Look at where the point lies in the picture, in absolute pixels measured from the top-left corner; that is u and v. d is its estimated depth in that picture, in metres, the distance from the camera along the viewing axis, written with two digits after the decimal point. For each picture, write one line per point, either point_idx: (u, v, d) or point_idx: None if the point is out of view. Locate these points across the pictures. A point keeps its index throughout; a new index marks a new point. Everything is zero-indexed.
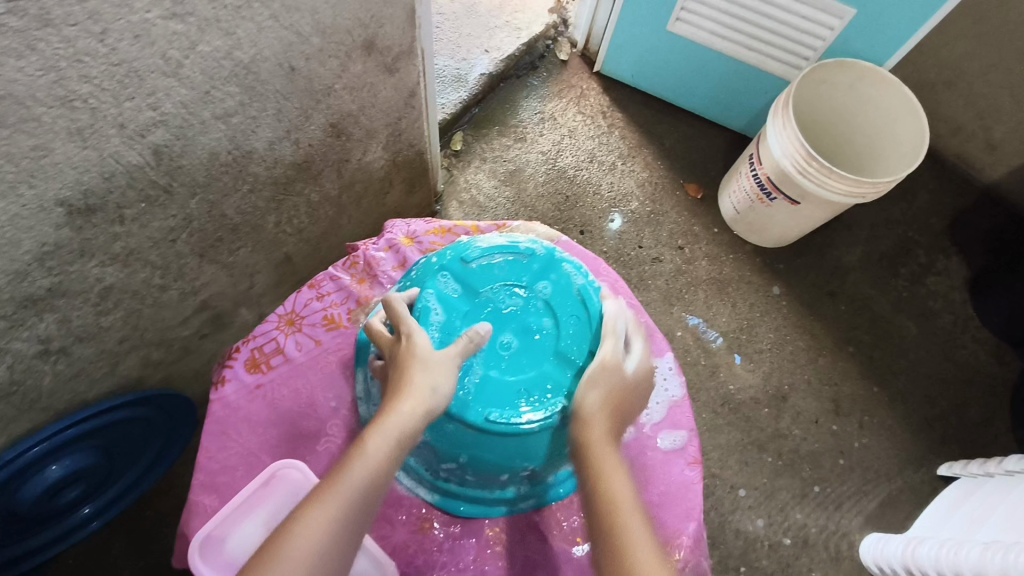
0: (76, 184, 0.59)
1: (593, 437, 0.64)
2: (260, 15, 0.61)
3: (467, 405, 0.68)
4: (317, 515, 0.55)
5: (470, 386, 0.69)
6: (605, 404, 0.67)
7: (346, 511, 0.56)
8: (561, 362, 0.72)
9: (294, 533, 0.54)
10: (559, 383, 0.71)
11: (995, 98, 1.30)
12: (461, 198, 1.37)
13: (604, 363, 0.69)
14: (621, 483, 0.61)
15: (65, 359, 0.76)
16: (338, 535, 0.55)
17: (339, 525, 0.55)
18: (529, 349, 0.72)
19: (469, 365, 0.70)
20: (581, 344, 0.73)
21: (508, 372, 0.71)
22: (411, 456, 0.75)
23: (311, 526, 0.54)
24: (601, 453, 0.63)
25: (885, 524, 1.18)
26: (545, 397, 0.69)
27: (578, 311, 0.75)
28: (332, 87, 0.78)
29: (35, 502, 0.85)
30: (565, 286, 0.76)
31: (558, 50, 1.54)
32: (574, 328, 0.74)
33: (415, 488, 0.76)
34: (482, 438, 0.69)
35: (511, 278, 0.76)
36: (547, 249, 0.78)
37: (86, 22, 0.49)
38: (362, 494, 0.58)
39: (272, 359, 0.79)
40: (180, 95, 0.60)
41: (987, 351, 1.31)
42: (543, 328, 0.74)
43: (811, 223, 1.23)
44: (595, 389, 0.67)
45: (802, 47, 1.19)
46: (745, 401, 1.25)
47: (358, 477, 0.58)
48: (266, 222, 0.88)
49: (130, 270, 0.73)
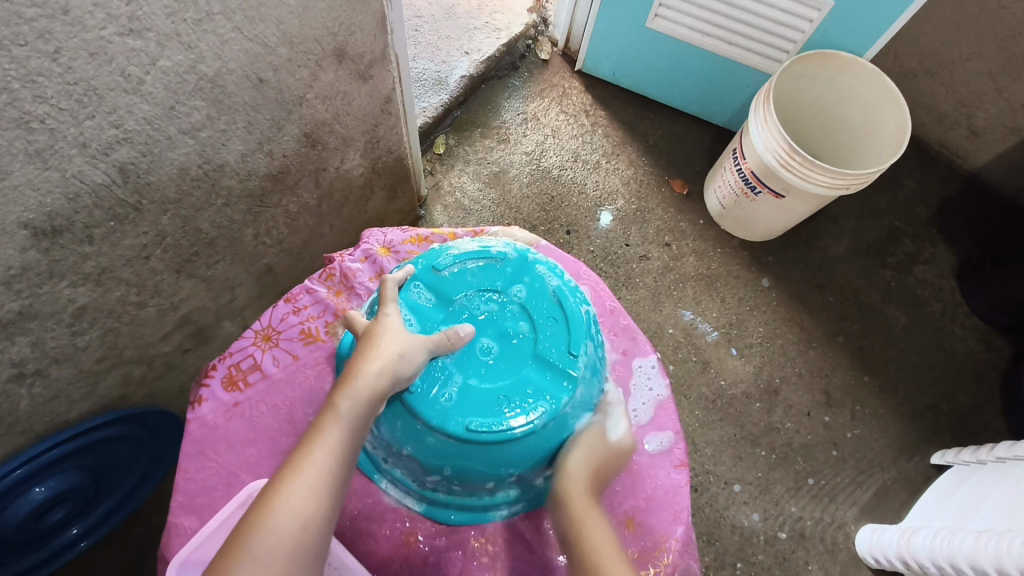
0: (39, 206, 0.58)
1: (576, 498, 0.68)
2: (222, 27, 0.60)
3: (448, 416, 0.67)
4: (297, 485, 0.52)
5: (450, 394, 0.68)
6: (591, 466, 0.71)
7: (327, 475, 0.54)
8: (540, 366, 0.71)
9: (275, 504, 0.51)
10: (540, 387, 0.70)
11: (976, 85, 1.30)
12: (445, 202, 1.36)
13: (591, 431, 0.72)
14: (602, 535, 0.64)
15: (41, 382, 0.75)
16: (324, 500, 0.53)
17: (321, 492, 0.53)
18: (508, 354, 0.72)
19: (447, 374, 0.69)
20: (558, 346, 0.72)
21: (486, 379, 0.70)
22: (396, 468, 0.74)
23: (293, 495, 0.52)
24: (588, 510, 0.67)
25: (880, 515, 1.17)
26: (526, 402, 0.69)
27: (554, 312, 0.74)
28: (304, 97, 0.77)
29: (21, 524, 0.84)
30: (540, 289, 0.76)
31: (538, 49, 1.53)
32: (551, 331, 0.73)
33: (403, 499, 0.75)
34: (464, 449, 0.68)
35: (485, 283, 0.76)
36: (519, 252, 0.78)
37: (38, 41, 0.48)
38: (340, 458, 0.55)
39: (249, 376, 0.79)
40: (143, 112, 0.60)
41: (976, 337, 1.31)
42: (520, 332, 0.73)
43: (795, 216, 1.23)
44: (581, 448, 0.71)
45: (781, 40, 1.19)
46: (736, 396, 1.25)
47: (332, 440, 0.55)
48: (244, 234, 0.87)
49: (103, 289, 0.72)
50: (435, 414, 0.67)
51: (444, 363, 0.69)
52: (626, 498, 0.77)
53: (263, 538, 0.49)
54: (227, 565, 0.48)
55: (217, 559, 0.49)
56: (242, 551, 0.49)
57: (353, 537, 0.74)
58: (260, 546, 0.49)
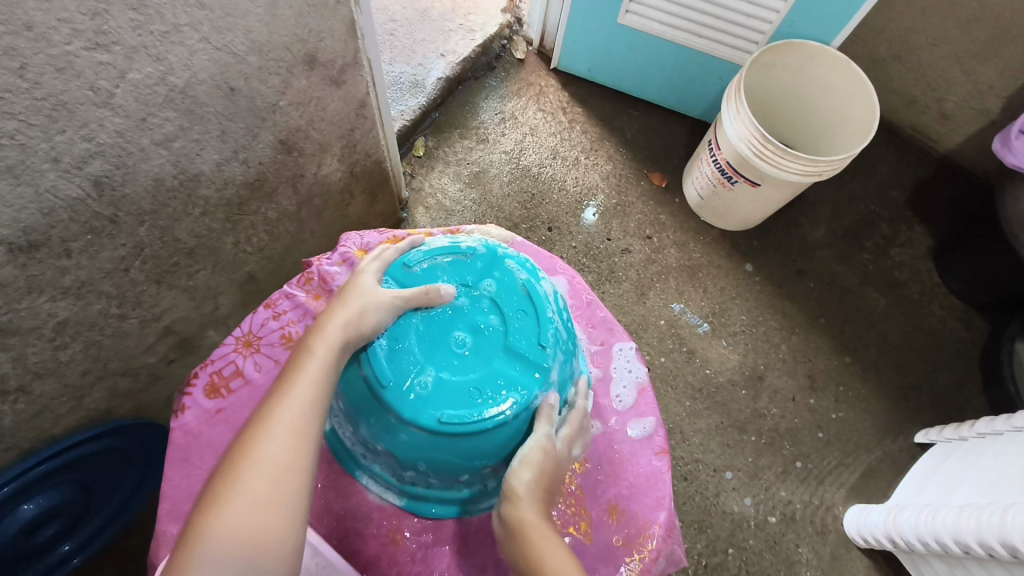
0: (15, 222, 0.58)
1: (528, 520, 0.62)
2: (190, 38, 0.60)
3: (420, 410, 0.68)
4: (289, 404, 0.59)
5: (422, 389, 0.69)
6: (538, 489, 0.65)
7: (312, 397, 0.60)
8: (510, 357, 0.72)
9: (266, 424, 0.57)
10: (512, 378, 0.71)
11: (943, 69, 1.32)
12: (427, 204, 1.37)
13: (541, 446, 0.68)
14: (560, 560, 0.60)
15: (25, 398, 0.75)
16: (312, 418, 0.59)
17: (310, 411, 0.59)
18: (480, 347, 0.72)
19: (420, 365, 0.70)
20: (526, 338, 0.73)
21: (458, 372, 0.70)
22: (376, 463, 0.76)
23: (285, 412, 0.58)
24: (541, 531, 0.62)
25: (867, 495, 1.19)
26: (498, 393, 0.69)
27: (524, 305, 0.76)
28: (276, 104, 0.78)
29: (10, 543, 0.84)
30: (509, 283, 0.77)
31: (514, 49, 1.54)
32: (521, 323, 0.74)
33: (384, 494, 0.76)
34: (436, 440, 0.68)
35: (455, 279, 0.76)
36: (488, 247, 0.79)
37: (4, 58, 0.48)
38: (322, 384, 0.62)
39: (232, 382, 0.79)
40: (114, 124, 0.60)
41: (954, 317, 1.33)
42: (491, 324, 0.74)
43: (773, 204, 1.24)
44: (530, 470, 0.66)
45: (750, 30, 1.20)
46: (722, 384, 1.26)
47: (313, 371, 0.62)
48: (223, 243, 0.87)
49: (83, 302, 0.72)
50: (408, 407, 0.68)
51: (415, 355, 0.70)
52: (609, 487, 0.78)
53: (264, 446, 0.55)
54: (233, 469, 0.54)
55: (223, 468, 0.55)
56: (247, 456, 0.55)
57: (341, 538, 0.75)
58: (256, 458, 0.54)
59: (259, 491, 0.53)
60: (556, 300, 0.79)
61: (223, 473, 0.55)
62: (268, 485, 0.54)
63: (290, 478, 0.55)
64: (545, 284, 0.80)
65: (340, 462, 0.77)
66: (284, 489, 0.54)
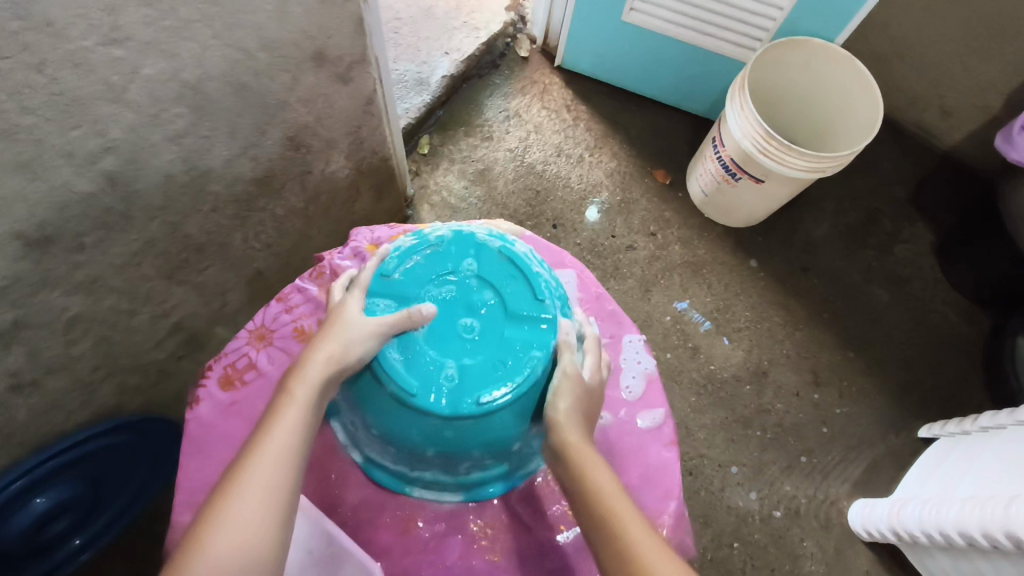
0: (29, 216, 0.59)
1: (573, 442, 0.65)
2: (202, 35, 0.61)
3: (457, 400, 0.69)
4: (262, 457, 0.57)
5: (450, 378, 0.70)
6: (577, 413, 0.68)
7: (288, 447, 0.58)
8: (515, 322, 0.74)
9: (241, 477, 0.55)
10: (526, 340, 0.73)
11: (946, 66, 1.32)
12: (432, 201, 1.38)
13: (568, 374, 0.70)
14: (602, 474, 0.62)
15: (38, 392, 0.76)
16: (286, 471, 0.57)
17: (284, 464, 0.57)
18: (487, 323, 0.73)
19: (436, 361, 0.71)
20: (522, 299, 0.75)
21: (475, 352, 0.72)
22: (426, 473, 0.77)
23: (258, 467, 0.56)
24: (586, 452, 0.64)
25: (870, 489, 1.20)
26: (519, 357, 0.72)
27: (510, 270, 0.76)
28: (285, 101, 0.78)
29: (21, 537, 0.85)
30: (487, 256, 0.77)
31: (517, 47, 1.55)
32: (513, 288, 0.75)
33: (442, 496, 0.78)
34: (482, 422, 0.71)
35: (438, 269, 0.76)
36: (452, 229, 0.78)
37: (22, 54, 0.49)
38: (299, 433, 0.60)
39: (245, 375, 0.80)
40: (127, 120, 0.61)
41: (957, 312, 1.34)
42: (487, 301, 0.75)
43: (776, 201, 1.25)
44: (565, 398, 0.69)
45: (754, 28, 1.21)
46: (727, 380, 1.27)
47: (290, 419, 0.60)
48: (232, 239, 0.88)
49: (95, 297, 0.73)
50: (443, 401, 0.69)
51: (426, 353, 0.71)
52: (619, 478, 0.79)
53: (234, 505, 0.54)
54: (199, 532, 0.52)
55: (190, 531, 0.53)
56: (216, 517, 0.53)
57: (355, 527, 0.77)
58: (228, 517, 0.53)
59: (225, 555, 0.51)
60: (534, 256, 0.80)
61: (190, 535, 0.52)
62: (235, 547, 0.52)
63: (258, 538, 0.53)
64: (518, 244, 0.80)
65: (387, 485, 0.78)
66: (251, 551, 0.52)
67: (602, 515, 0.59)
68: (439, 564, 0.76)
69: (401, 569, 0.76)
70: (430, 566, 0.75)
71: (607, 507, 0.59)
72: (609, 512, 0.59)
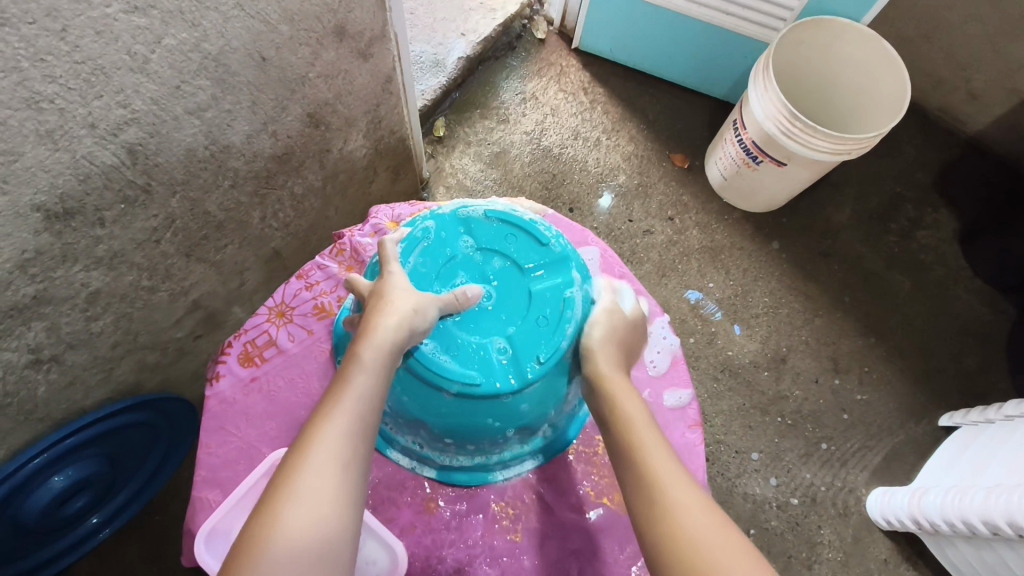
0: (51, 187, 0.58)
1: (603, 369, 0.70)
2: (224, 4, 0.60)
3: (518, 367, 0.70)
4: (332, 429, 0.54)
5: (504, 349, 0.71)
6: (609, 342, 0.73)
7: (358, 418, 0.55)
8: (530, 274, 0.75)
9: (309, 448, 0.53)
10: (552, 287, 0.74)
11: (974, 48, 1.29)
12: (448, 183, 1.37)
13: (606, 309, 0.76)
14: (635, 407, 0.66)
15: (58, 368, 0.76)
16: (358, 443, 0.54)
17: (356, 437, 0.54)
18: (507, 285, 0.74)
19: (483, 343, 0.71)
20: (529, 251, 0.76)
21: (512, 314, 0.73)
22: (503, 453, 0.79)
23: (329, 438, 0.53)
24: (614, 380, 0.69)
25: (890, 477, 1.18)
26: (556, 308, 0.73)
27: (507, 230, 0.77)
28: (306, 76, 0.77)
29: (42, 513, 0.85)
30: (480, 228, 0.76)
31: (534, 29, 1.52)
32: (518, 245, 0.76)
33: (522, 466, 0.80)
34: (547, 379, 0.72)
35: (438, 258, 0.74)
36: (433, 216, 0.77)
37: (45, 19, 0.48)
38: (369, 404, 0.57)
39: (265, 352, 0.81)
40: (150, 91, 0.60)
41: (981, 300, 1.32)
42: (499, 268, 0.75)
43: (797, 185, 1.23)
44: (599, 327, 0.74)
45: (779, 8, 1.18)
46: (744, 366, 1.26)
47: (359, 387, 0.57)
48: (251, 217, 0.87)
49: (116, 273, 0.73)
50: (509, 374, 0.70)
51: (469, 340, 0.71)
52: None
53: (306, 477, 0.51)
54: (271, 506, 0.50)
55: (264, 500, 0.51)
56: (287, 490, 0.50)
57: (376, 505, 0.78)
58: (302, 485, 0.51)
59: (303, 524, 0.49)
60: (519, 209, 0.80)
61: (263, 506, 0.50)
62: (309, 520, 0.49)
63: (333, 509, 0.51)
64: (497, 205, 0.80)
65: (469, 481, 0.79)
66: (322, 531, 0.49)
67: (625, 439, 0.63)
68: (460, 543, 0.76)
69: (422, 548, 0.76)
70: (452, 544, 0.76)
71: (628, 433, 0.64)
72: (638, 444, 0.62)
